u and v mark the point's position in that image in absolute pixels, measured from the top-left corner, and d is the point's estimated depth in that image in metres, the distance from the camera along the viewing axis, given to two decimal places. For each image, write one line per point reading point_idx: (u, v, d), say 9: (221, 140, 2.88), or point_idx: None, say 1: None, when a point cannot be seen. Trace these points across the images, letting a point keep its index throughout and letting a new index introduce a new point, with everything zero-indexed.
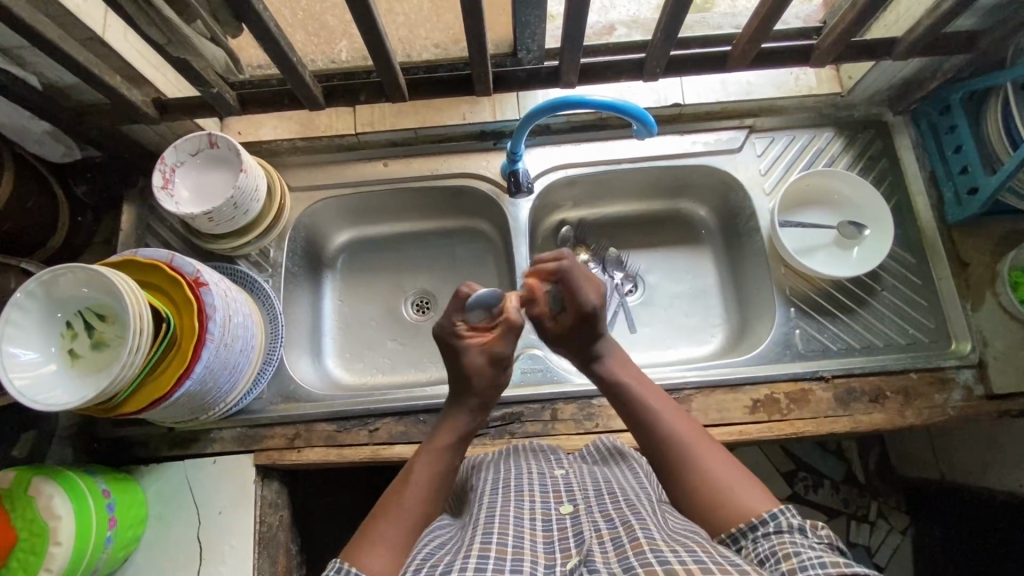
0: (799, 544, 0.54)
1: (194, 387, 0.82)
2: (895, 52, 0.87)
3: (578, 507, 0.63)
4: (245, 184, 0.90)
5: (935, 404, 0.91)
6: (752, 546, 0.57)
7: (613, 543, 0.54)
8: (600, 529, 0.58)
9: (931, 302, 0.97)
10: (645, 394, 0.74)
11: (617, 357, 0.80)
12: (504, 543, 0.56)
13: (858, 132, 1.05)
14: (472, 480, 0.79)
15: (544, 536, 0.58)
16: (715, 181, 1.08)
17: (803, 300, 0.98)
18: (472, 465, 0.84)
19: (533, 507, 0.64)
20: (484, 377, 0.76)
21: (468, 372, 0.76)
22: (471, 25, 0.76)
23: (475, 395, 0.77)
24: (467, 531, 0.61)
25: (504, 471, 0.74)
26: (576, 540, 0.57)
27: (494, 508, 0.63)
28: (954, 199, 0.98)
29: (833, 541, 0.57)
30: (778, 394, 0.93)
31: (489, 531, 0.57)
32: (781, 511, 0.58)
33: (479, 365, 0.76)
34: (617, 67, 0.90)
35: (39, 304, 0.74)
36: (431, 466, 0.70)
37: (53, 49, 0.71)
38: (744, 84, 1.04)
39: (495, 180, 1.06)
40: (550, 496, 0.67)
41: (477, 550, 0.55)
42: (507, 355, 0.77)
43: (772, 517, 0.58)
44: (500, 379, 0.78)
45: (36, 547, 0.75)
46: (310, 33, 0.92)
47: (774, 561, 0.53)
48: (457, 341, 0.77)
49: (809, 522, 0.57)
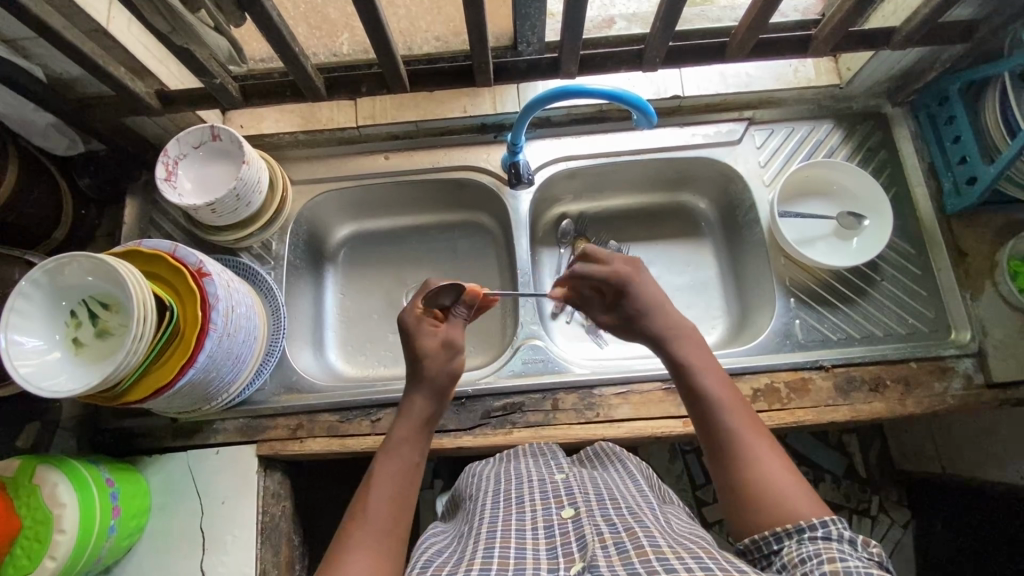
0: (848, 555, 0.51)
1: (197, 376, 0.83)
2: (892, 41, 0.87)
3: (579, 510, 0.63)
4: (248, 176, 0.91)
5: (936, 393, 0.92)
6: (796, 549, 0.55)
7: (616, 547, 0.54)
8: (602, 533, 0.57)
9: (930, 292, 0.97)
10: (712, 380, 0.70)
11: (684, 337, 0.75)
12: (506, 554, 0.56)
13: (857, 124, 1.05)
14: (470, 487, 0.81)
15: (546, 543, 0.58)
16: (715, 174, 1.08)
17: (803, 291, 0.99)
18: (470, 472, 0.86)
19: (535, 516, 0.64)
20: (437, 360, 0.74)
21: (419, 354, 0.74)
22: (471, 15, 0.76)
23: (428, 380, 0.73)
24: (467, 543, 0.61)
25: (504, 482, 0.75)
26: (578, 544, 0.57)
27: (495, 522, 0.64)
28: (953, 188, 0.97)
29: (885, 560, 0.53)
30: (778, 383, 0.93)
31: (490, 547, 0.58)
32: (832, 520, 0.56)
33: (433, 348, 0.74)
34: (617, 57, 0.90)
35: (42, 292, 0.75)
36: (391, 464, 0.66)
37: (57, 38, 0.72)
38: (743, 76, 1.05)
39: (495, 173, 1.06)
40: (551, 501, 0.67)
41: (479, 563, 0.55)
42: (460, 342, 0.76)
43: (822, 523, 0.55)
44: (455, 367, 0.75)
45: (40, 535, 0.75)
46: (312, 26, 0.96)
47: (817, 561, 0.51)
48: (415, 326, 0.76)
49: (862, 536, 0.54)
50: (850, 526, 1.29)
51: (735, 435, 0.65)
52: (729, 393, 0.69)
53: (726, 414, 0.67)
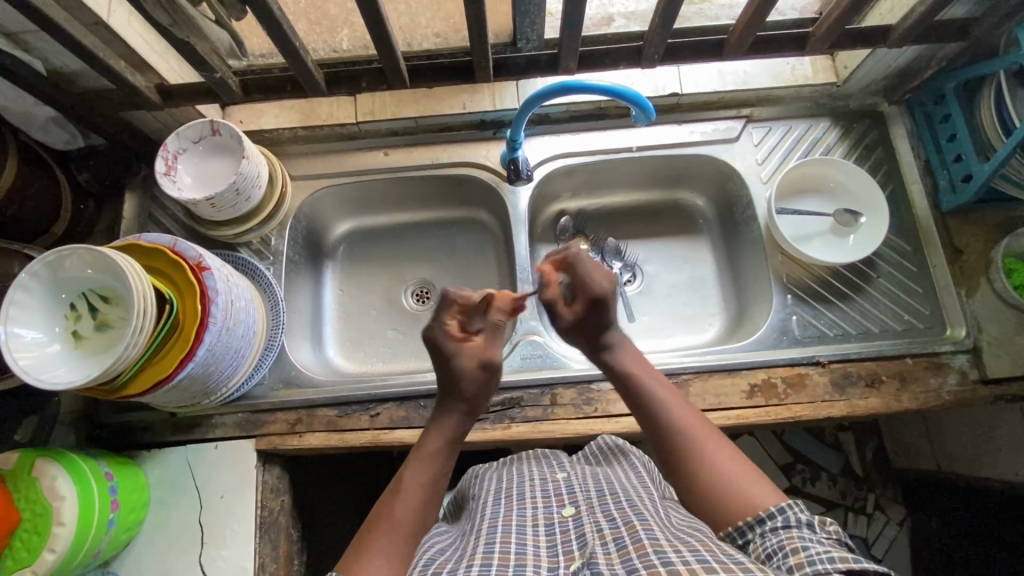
0: (808, 539, 0.54)
1: (196, 370, 0.83)
2: (889, 40, 0.88)
3: (580, 509, 0.64)
4: (247, 170, 0.91)
5: (931, 388, 0.92)
6: (760, 540, 0.57)
7: (615, 544, 0.55)
8: (601, 529, 0.58)
9: (925, 289, 0.98)
10: (658, 387, 0.75)
11: (628, 350, 0.80)
12: (506, 550, 0.57)
13: (854, 122, 1.06)
14: (473, 487, 0.81)
15: (546, 541, 0.59)
16: (712, 171, 1.09)
17: (800, 288, 0.99)
18: (475, 472, 0.86)
19: (535, 514, 0.65)
20: (475, 381, 0.77)
21: (457, 375, 0.77)
22: (472, 10, 0.77)
23: (463, 399, 0.77)
24: (470, 540, 0.62)
25: (506, 481, 0.76)
26: (578, 543, 0.57)
27: (497, 519, 0.64)
28: (948, 186, 0.98)
29: (842, 537, 0.57)
30: (775, 378, 0.94)
31: (491, 542, 0.58)
32: (789, 507, 0.58)
33: (470, 370, 0.77)
34: (616, 54, 0.91)
35: (43, 285, 0.75)
36: (420, 476, 0.69)
37: (58, 31, 0.72)
38: (741, 74, 1.04)
39: (494, 170, 1.07)
40: (552, 501, 0.67)
41: (480, 558, 0.56)
42: (497, 360, 0.78)
43: (780, 511, 0.58)
44: (489, 386, 0.79)
45: (40, 526, 0.76)
46: (312, 22, 0.96)
47: (783, 555, 0.53)
48: (444, 348, 0.78)
49: (817, 518, 0.58)
50: (846, 523, 1.30)
51: (681, 429, 0.69)
52: (671, 394, 0.74)
53: (672, 412, 0.71)
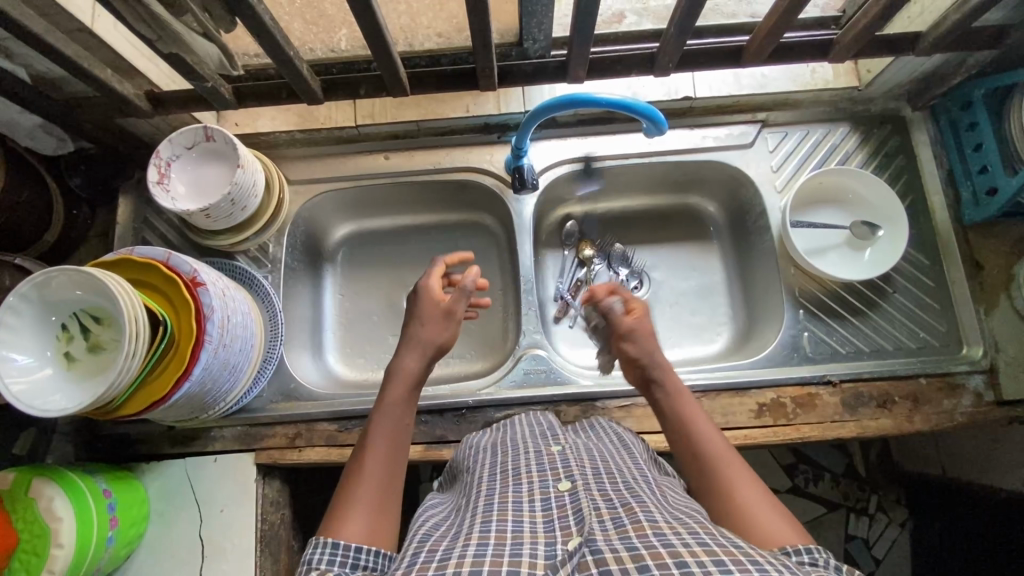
0: None
1: (192, 389, 0.82)
2: (917, 47, 0.83)
3: (575, 484, 0.62)
4: (242, 180, 0.88)
5: (944, 410, 0.90)
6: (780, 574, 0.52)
7: (613, 522, 0.53)
8: (600, 507, 0.56)
9: (942, 305, 0.95)
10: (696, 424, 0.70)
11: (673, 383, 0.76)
12: (504, 530, 0.55)
13: (874, 128, 1.01)
14: (466, 460, 0.78)
15: (544, 516, 0.57)
16: (725, 177, 1.05)
17: (811, 302, 0.97)
18: (467, 444, 0.83)
19: (532, 489, 0.63)
20: (439, 332, 0.77)
21: (424, 318, 0.77)
22: (477, 18, 0.72)
23: (425, 343, 0.75)
24: (466, 516, 0.61)
25: (502, 454, 0.74)
26: (575, 518, 0.55)
27: (493, 495, 0.63)
28: (972, 198, 0.94)
29: None
30: (785, 398, 0.91)
31: (488, 520, 0.57)
32: (817, 549, 0.53)
33: (435, 315, 0.77)
34: (628, 60, 0.86)
35: (34, 307, 0.73)
36: (387, 422, 0.67)
37: (38, 43, 0.69)
38: (759, 77, 1.00)
39: (498, 175, 1.03)
40: (548, 473, 0.65)
41: (477, 539, 0.54)
42: (460, 315, 0.79)
43: (807, 550, 0.53)
44: (446, 340, 0.77)
45: (38, 548, 0.75)
46: (308, 22, 0.87)
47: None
48: (423, 294, 0.79)
49: (846, 566, 0.52)
50: (847, 524, 1.30)
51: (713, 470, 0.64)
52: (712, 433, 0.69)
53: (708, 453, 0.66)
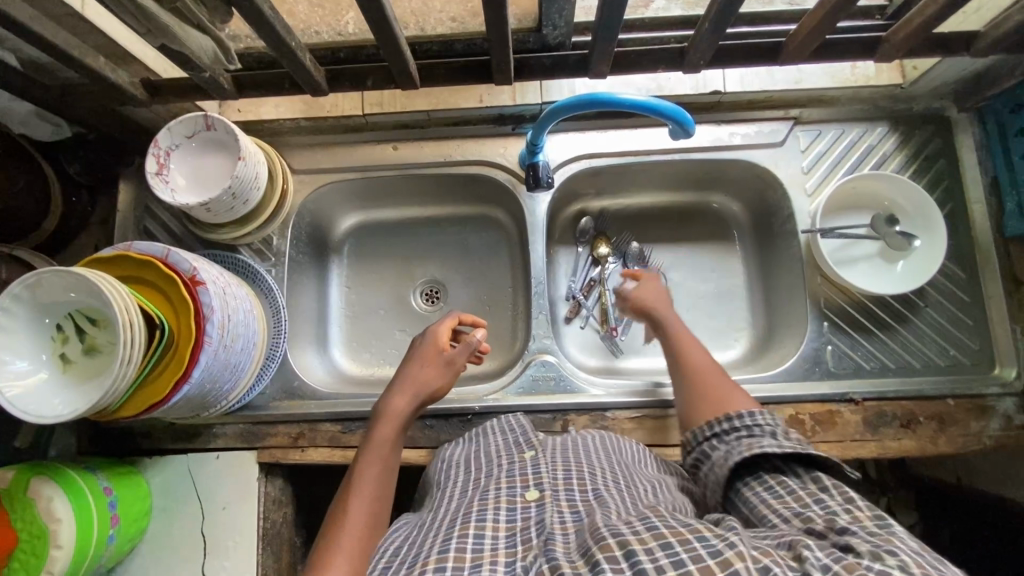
0: (768, 439, 0.64)
1: (192, 391, 0.79)
2: (973, 47, 0.76)
3: (543, 494, 0.59)
4: (243, 173, 0.84)
5: (971, 432, 0.86)
6: (727, 445, 0.67)
7: (575, 535, 0.53)
8: (564, 521, 0.56)
9: (977, 322, 0.90)
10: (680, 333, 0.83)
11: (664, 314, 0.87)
12: (464, 548, 0.51)
13: (915, 128, 0.95)
14: (438, 476, 0.76)
15: (506, 530, 0.54)
16: (752, 177, 0.99)
17: (836, 314, 0.92)
18: (440, 459, 0.80)
19: (498, 495, 0.60)
20: (435, 377, 0.77)
21: (424, 361, 0.78)
22: (494, 9, 0.66)
23: (416, 385, 0.76)
24: (428, 534, 0.57)
25: (473, 469, 0.71)
26: (537, 531, 0.54)
27: (460, 509, 0.59)
28: (1017, 208, 0.88)
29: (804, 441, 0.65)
30: (804, 415, 0.87)
31: (448, 540, 0.53)
32: (757, 413, 0.69)
33: (433, 366, 0.78)
34: (654, 55, 0.80)
35: (25, 307, 0.70)
36: (371, 476, 0.66)
37: (24, 31, 0.64)
38: (794, 71, 0.93)
39: (512, 170, 0.98)
40: (516, 479, 0.63)
41: (434, 563, 0.49)
42: (460, 367, 0.79)
43: (748, 415, 0.69)
44: (438, 392, 0.78)
45: (37, 549, 0.74)
46: (314, 4, 0.83)
47: (742, 451, 0.63)
48: (429, 340, 0.81)
49: (781, 429, 0.66)
50: None
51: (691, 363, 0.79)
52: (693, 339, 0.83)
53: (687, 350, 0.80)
